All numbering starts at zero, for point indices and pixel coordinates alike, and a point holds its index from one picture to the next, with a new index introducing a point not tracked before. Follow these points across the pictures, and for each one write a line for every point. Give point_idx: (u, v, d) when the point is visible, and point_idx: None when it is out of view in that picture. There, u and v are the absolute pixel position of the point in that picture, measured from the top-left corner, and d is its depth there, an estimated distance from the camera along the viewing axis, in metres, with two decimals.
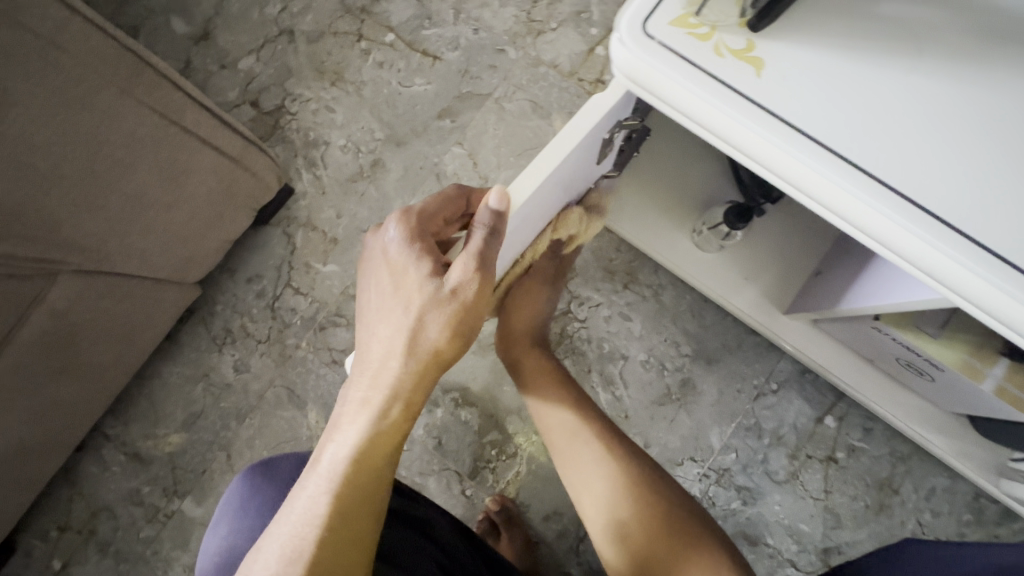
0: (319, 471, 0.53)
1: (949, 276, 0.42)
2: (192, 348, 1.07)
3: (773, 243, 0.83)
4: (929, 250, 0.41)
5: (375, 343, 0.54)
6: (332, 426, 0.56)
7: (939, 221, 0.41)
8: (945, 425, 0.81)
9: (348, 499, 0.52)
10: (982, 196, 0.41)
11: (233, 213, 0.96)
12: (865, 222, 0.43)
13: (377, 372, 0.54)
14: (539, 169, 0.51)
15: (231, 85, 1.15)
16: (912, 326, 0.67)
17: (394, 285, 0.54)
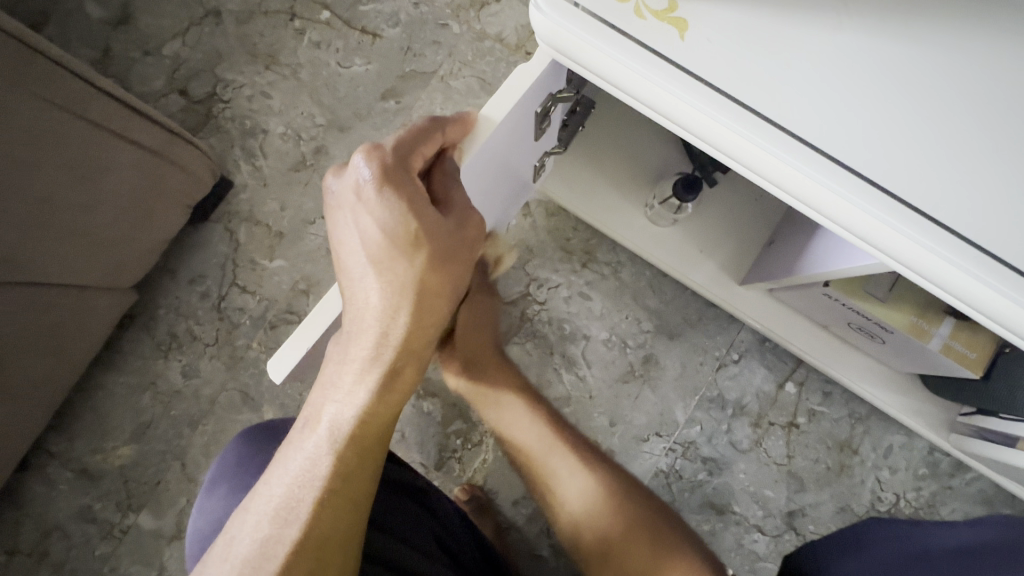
0: (313, 435, 0.49)
1: (893, 247, 0.41)
2: (135, 355, 1.01)
3: (726, 214, 0.82)
4: (878, 219, 0.40)
5: (371, 296, 0.48)
6: (321, 385, 0.51)
7: (876, 188, 0.40)
8: (898, 385, 0.82)
9: (348, 466, 0.48)
10: (924, 164, 0.40)
11: (165, 211, 0.90)
12: (808, 194, 0.42)
13: (377, 328, 0.48)
14: (484, 124, 0.49)
15: (156, 72, 1.07)
16: (861, 291, 0.67)
17: (387, 235, 0.46)
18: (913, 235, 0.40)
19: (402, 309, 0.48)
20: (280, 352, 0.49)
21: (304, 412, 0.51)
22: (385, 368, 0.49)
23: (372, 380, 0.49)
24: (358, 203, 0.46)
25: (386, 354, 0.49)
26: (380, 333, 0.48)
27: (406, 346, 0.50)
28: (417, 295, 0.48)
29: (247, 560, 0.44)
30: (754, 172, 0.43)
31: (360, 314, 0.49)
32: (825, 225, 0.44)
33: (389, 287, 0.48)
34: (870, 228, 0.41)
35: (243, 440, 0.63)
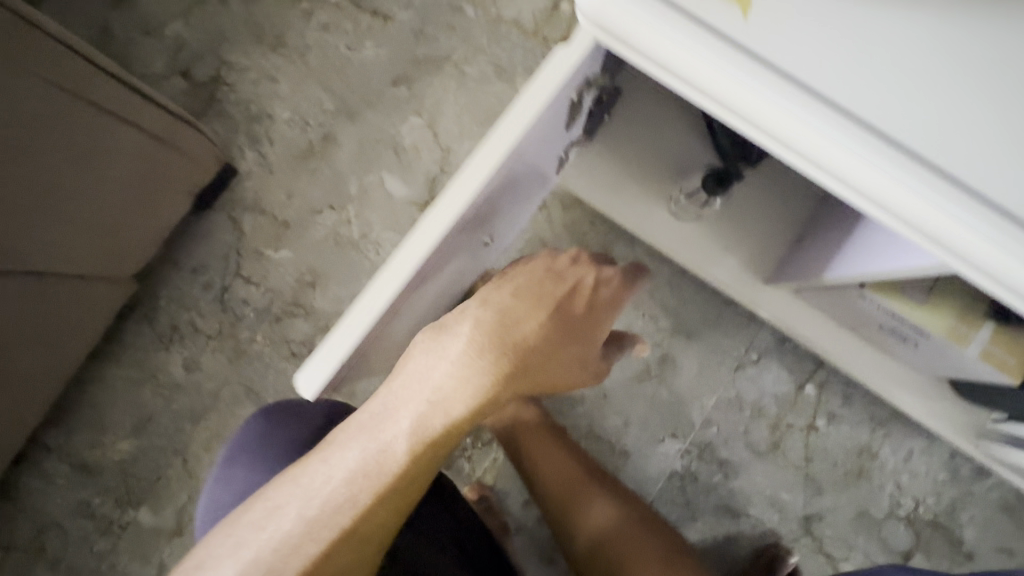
0: (391, 439, 0.47)
1: (963, 249, 0.38)
2: (135, 347, 0.98)
3: (754, 211, 0.79)
4: (952, 217, 0.37)
5: (520, 327, 0.50)
6: (404, 381, 0.49)
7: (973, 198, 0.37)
8: (925, 391, 0.79)
9: (406, 474, 0.47)
10: (1014, 165, 0.37)
11: (167, 198, 0.87)
12: (873, 190, 0.38)
13: (498, 349, 0.49)
14: (518, 117, 0.47)
15: (158, 53, 1.02)
16: (898, 292, 0.63)
17: (563, 308, 0.54)
18: (988, 235, 0.37)
19: (528, 362, 0.50)
20: (310, 364, 0.46)
21: (371, 406, 0.49)
22: (483, 390, 0.48)
23: (472, 397, 0.48)
24: (552, 278, 0.55)
25: (492, 378, 0.48)
26: (505, 355, 0.49)
27: (513, 380, 0.49)
28: (546, 361, 0.52)
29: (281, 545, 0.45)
30: (811, 164, 0.40)
31: (488, 328, 0.50)
32: (887, 223, 0.40)
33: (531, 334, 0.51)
34: (939, 225, 0.38)
35: (263, 417, 0.59)
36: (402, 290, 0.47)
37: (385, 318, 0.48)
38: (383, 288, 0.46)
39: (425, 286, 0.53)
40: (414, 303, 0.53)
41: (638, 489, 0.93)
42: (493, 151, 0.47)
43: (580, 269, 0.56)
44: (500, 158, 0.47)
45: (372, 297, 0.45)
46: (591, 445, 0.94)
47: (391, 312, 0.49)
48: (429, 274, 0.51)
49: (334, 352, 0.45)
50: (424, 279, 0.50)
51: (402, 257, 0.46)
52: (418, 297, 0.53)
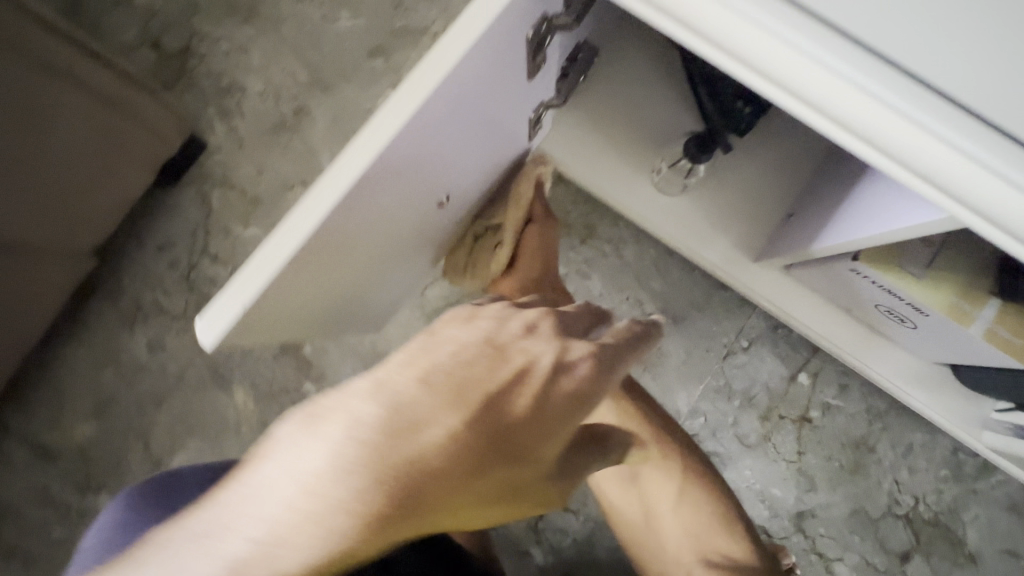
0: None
1: (942, 176, 0.38)
2: (97, 327, 0.94)
3: (743, 183, 0.74)
4: (934, 139, 0.37)
5: (421, 437, 0.33)
6: (227, 508, 0.32)
7: (960, 120, 0.37)
8: (927, 379, 0.74)
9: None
10: (997, 83, 0.36)
11: (127, 168, 0.83)
12: (854, 114, 0.38)
13: (371, 475, 0.31)
14: (458, 39, 0.39)
15: (128, 23, 0.99)
16: (896, 265, 0.58)
17: (518, 401, 0.37)
18: (974, 155, 0.37)
19: (420, 499, 0.32)
20: (210, 313, 0.41)
21: (183, 534, 0.33)
22: (338, 542, 0.31)
23: (319, 551, 0.31)
24: (491, 356, 0.37)
25: (353, 524, 0.31)
26: (375, 487, 0.31)
27: (383, 529, 0.31)
28: (456, 497, 0.33)
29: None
30: (789, 93, 0.39)
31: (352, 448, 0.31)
32: (863, 156, 0.40)
33: (431, 458, 0.32)
34: (918, 151, 0.38)
35: (132, 497, 0.50)
36: (314, 240, 0.42)
37: (301, 265, 0.44)
38: (291, 232, 0.41)
39: (356, 239, 0.48)
40: (343, 253, 0.49)
41: None
42: (421, 83, 0.40)
43: (539, 342, 0.40)
44: (429, 93, 0.40)
45: (278, 243, 0.40)
46: None
47: (307, 262, 0.44)
48: (356, 224, 0.46)
49: (236, 302, 0.41)
50: (352, 229, 0.46)
51: (313, 200, 0.40)
52: (347, 248, 0.48)
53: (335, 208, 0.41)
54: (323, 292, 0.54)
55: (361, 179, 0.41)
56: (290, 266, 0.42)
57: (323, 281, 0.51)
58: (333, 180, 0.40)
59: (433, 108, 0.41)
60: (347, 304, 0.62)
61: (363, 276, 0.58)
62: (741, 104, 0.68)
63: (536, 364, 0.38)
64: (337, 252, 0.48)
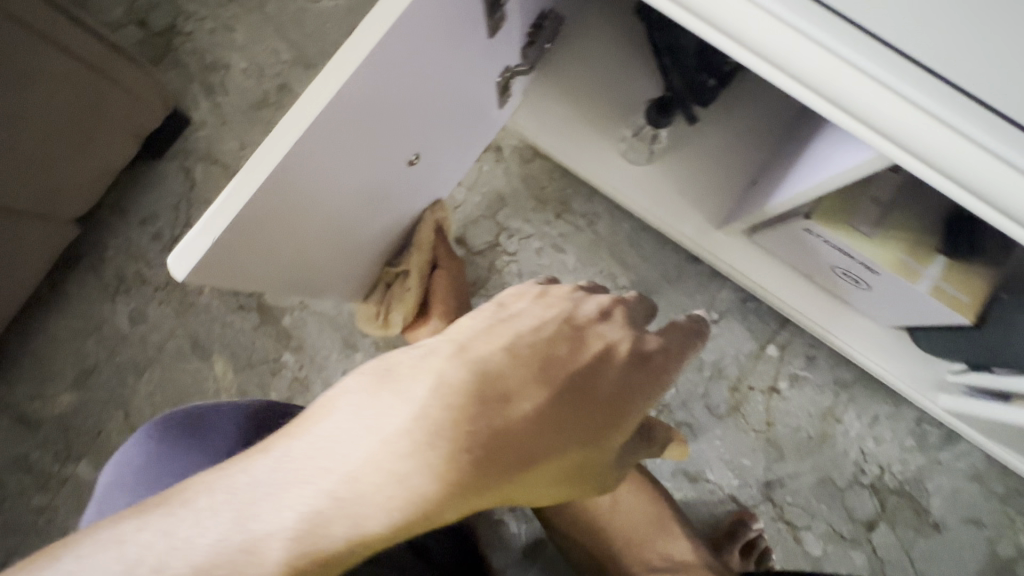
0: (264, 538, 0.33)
1: (872, 113, 0.40)
2: (80, 298, 0.96)
3: (708, 153, 0.76)
4: (865, 77, 0.40)
5: (510, 407, 0.35)
6: (310, 447, 0.34)
7: (879, 53, 0.39)
8: (887, 344, 0.76)
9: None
10: (915, 21, 0.39)
11: (108, 137, 0.85)
12: (789, 55, 0.41)
13: (463, 440, 0.33)
14: None
15: (115, 2, 1.01)
16: (846, 224, 0.60)
17: (584, 383, 0.38)
18: (902, 91, 0.39)
19: (495, 470, 0.34)
20: (183, 245, 0.43)
21: (262, 465, 0.35)
22: (421, 501, 0.32)
23: (399, 507, 0.32)
24: (568, 338, 0.40)
25: (437, 484, 0.32)
26: (459, 451, 0.33)
27: (462, 496, 0.33)
28: (525, 469, 0.35)
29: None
30: (725, 34, 0.43)
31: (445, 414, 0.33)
32: (803, 98, 0.43)
33: (510, 427, 0.35)
34: (849, 89, 0.40)
35: (159, 428, 0.54)
36: (283, 174, 0.44)
37: (272, 203, 0.45)
38: (260, 164, 0.43)
39: (328, 186, 0.50)
40: (315, 201, 0.50)
41: None
42: (380, 20, 0.42)
43: (614, 330, 0.41)
44: (388, 29, 0.42)
45: (248, 175, 0.42)
46: None
47: (279, 201, 0.46)
48: (326, 167, 0.48)
49: (209, 233, 0.42)
50: (322, 172, 0.48)
51: (279, 134, 0.42)
52: (319, 197, 0.50)
53: (302, 141, 0.43)
54: (300, 248, 0.56)
55: (326, 114, 0.43)
56: (260, 198, 0.44)
57: (299, 232, 0.53)
58: (297, 113, 0.42)
59: (394, 47, 0.44)
60: (325, 267, 0.64)
61: (341, 234, 0.59)
62: (705, 76, 0.70)
63: (611, 351, 0.40)
64: (309, 198, 0.49)
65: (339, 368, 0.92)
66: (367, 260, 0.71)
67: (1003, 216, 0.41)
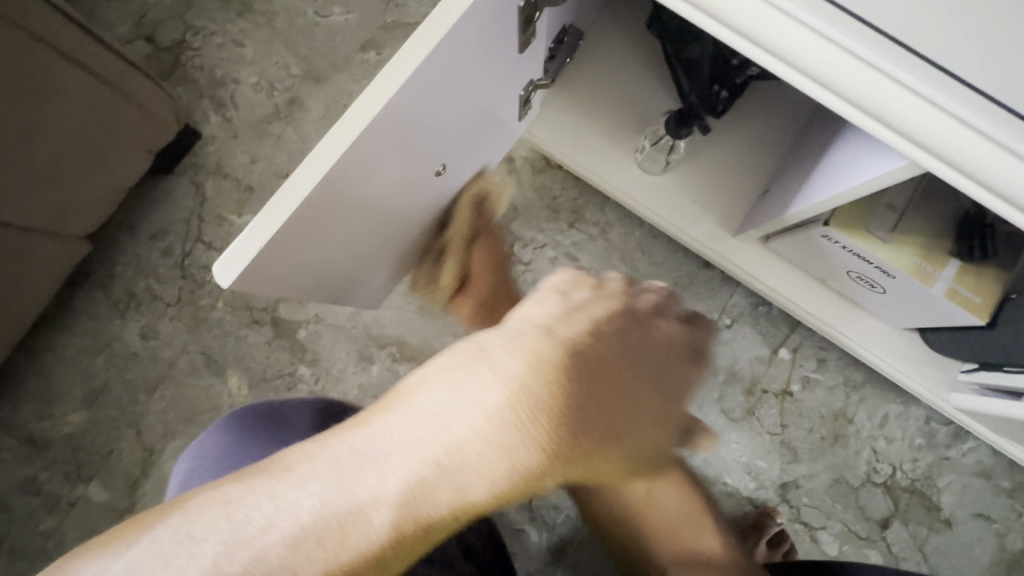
0: (373, 505, 0.35)
1: (905, 122, 0.42)
2: (89, 315, 0.94)
3: (722, 162, 0.78)
4: (900, 88, 0.41)
5: (596, 385, 0.41)
6: (414, 419, 0.37)
7: (911, 65, 0.41)
8: (898, 346, 0.78)
9: (380, 555, 0.36)
10: (946, 34, 0.41)
11: (121, 152, 0.84)
12: (824, 68, 0.43)
13: (558, 415, 0.39)
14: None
15: (121, 18, 1.01)
16: (863, 230, 0.62)
17: (647, 367, 0.45)
18: (936, 101, 0.41)
19: (583, 438, 0.40)
20: (230, 253, 0.43)
21: (364, 436, 0.37)
22: (522, 466, 0.38)
23: (505, 472, 0.37)
24: (633, 329, 0.46)
25: (538, 455, 0.38)
26: (556, 423, 0.39)
27: (555, 460, 0.39)
28: (605, 436, 0.42)
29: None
30: (760, 47, 0.44)
31: (547, 389, 0.39)
32: (837, 110, 0.44)
33: (593, 403, 0.41)
34: (884, 99, 0.42)
35: (234, 424, 0.55)
36: (325, 189, 0.44)
37: (314, 213, 0.45)
38: (303, 178, 0.42)
39: (364, 196, 0.50)
40: (351, 211, 0.50)
41: None
42: (424, 38, 0.41)
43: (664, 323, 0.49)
44: (434, 47, 0.41)
45: (291, 189, 0.42)
46: None
47: (320, 212, 0.46)
48: (362, 178, 0.47)
49: (252, 244, 0.42)
50: (359, 184, 0.48)
51: (325, 149, 0.42)
52: (355, 206, 0.50)
53: (346, 157, 0.42)
54: (332, 256, 0.56)
55: (370, 130, 0.42)
56: (302, 211, 0.43)
57: (334, 241, 0.53)
58: (341, 129, 0.42)
59: (437, 63, 0.43)
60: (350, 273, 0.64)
61: (369, 241, 0.60)
62: (717, 88, 0.73)
63: (667, 342, 0.48)
64: (345, 208, 0.49)
65: (355, 381, 0.92)
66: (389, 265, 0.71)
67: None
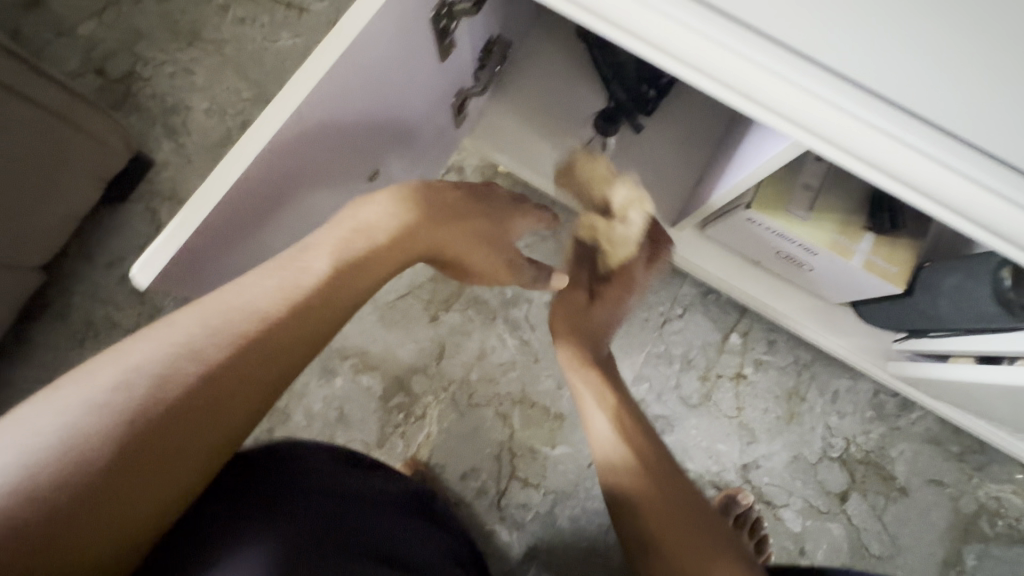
0: (311, 261, 0.51)
1: (803, 117, 0.44)
2: (47, 347, 0.94)
3: (656, 156, 0.82)
4: (795, 87, 0.43)
5: (445, 192, 0.61)
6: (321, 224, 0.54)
7: (794, 60, 0.43)
8: (835, 321, 0.81)
9: (314, 302, 0.50)
10: (823, 30, 0.43)
11: (73, 182, 0.85)
12: (723, 71, 0.45)
13: (418, 201, 0.58)
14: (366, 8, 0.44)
15: (71, 52, 1.02)
16: (782, 211, 0.66)
17: (485, 192, 0.65)
18: (828, 98, 0.43)
19: (444, 219, 0.60)
20: (145, 256, 0.43)
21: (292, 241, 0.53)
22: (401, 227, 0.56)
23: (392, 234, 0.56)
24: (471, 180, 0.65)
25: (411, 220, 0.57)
26: (421, 204, 0.58)
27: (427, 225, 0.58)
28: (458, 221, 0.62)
29: (176, 352, 0.44)
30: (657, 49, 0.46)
31: (415, 182, 0.59)
32: (741, 109, 0.46)
33: (446, 202, 0.60)
34: (781, 98, 0.44)
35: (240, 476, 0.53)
36: (242, 189, 0.45)
37: (233, 213, 0.46)
38: (218, 182, 0.43)
39: (287, 195, 0.51)
40: (275, 209, 0.51)
41: (573, 450, 0.92)
42: (329, 49, 0.43)
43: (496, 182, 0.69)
44: (339, 54, 0.43)
45: (208, 193, 0.43)
46: (525, 411, 0.93)
47: (241, 212, 0.47)
48: (282, 178, 0.49)
49: (171, 247, 0.43)
50: (280, 183, 0.49)
51: (238, 155, 0.43)
52: (280, 200, 0.51)
53: (260, 158, 0.44)
54: (265, 249, 0.57)
55: (283, 133, 0.44)
56: (220, 213, 0.44)
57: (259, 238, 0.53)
58: (252, 134, 0.43)
59: (345, 68, 0.45)
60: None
61: (297, 237, 0.60)
62: (645, 88, 0.77)
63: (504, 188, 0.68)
64: (266, 207, 0.50)
65: (319, 394, 0.93)
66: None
67: (924, 199, 0.45)
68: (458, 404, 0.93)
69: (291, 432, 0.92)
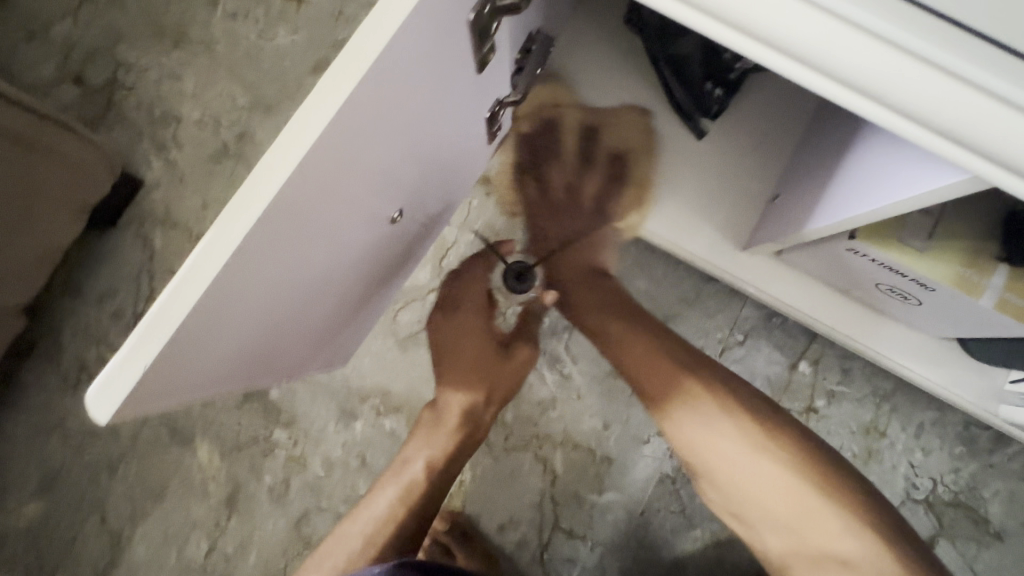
0: (487, 368, 0.66)
1: (858, 70, 0.31)
2: (37, 392, 0.85)
3: (718, 167, 0.69)
4: (836, 17, 0.31)
5: (452, 326, 0.67)
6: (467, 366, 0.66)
7: (993, 65, 0.30)
8: (934, 354, 0.70)
9: (495, 392, 0.67)
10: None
11: (54, 215, 0.76)
12: (886, 85, 0.31)
13: (452, 347, 0.66)
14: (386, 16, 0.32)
15: (45, 58, 0.91)
16: (896, 242, 0.53)
17: (464, 303, 0.68)
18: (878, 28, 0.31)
19: (449, 355, 0.66)
20: (110, 370, 0.32)
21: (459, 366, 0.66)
22: (485, 367, 0.66)
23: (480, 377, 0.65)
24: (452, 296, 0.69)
25: (459, 362, 0.66)
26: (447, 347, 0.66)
27: (461, 356, 0.66)
28: (466, 350, 0.66)
29: (433, 431, 0.64)
30: (792, 57, 0.32)
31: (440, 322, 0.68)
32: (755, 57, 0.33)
33: (453, 339, 0.66)
34: (812, 34, 0.31)
35: None
36: (228, 278, 0.33)
37: (225, 300, 0.35)
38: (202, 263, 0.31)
39: (290, 267, 0.40)
40: (277, 283, 0.40)
41: (623, 498, 0.82)
42: (337, 79, 0.32)
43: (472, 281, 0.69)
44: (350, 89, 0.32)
45: (179, 289, 0.31)
46: (568, 454, 0.83)
47: (228, 301, 0.35)
48: (281, 250, 0.37)
49: (135, 365, 0.32)
50: (283, 252, 0.37)
51: (220, 231, 0.32)
52: (294, 268, 0.40)
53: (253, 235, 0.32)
54: (287, 321, 0.47)
55: (278, 201, 0.32)
56: (203, 309, 0.33)
57: (270, 314, 0.43)
58: (240, 201, 0.31)
59: (359, 105, 0.33)
60: (289, 347, 0.53)
61: (321, 302, 0.50)
62: (710, 86, 0.64)
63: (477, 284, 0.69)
64: (276, 281, 0.39)
65: (338, 440, 0.84)
66: (337, 326, 0.60)
67: None
68: (494, 448, 0.83)
69: (310, 482, 0.83)
